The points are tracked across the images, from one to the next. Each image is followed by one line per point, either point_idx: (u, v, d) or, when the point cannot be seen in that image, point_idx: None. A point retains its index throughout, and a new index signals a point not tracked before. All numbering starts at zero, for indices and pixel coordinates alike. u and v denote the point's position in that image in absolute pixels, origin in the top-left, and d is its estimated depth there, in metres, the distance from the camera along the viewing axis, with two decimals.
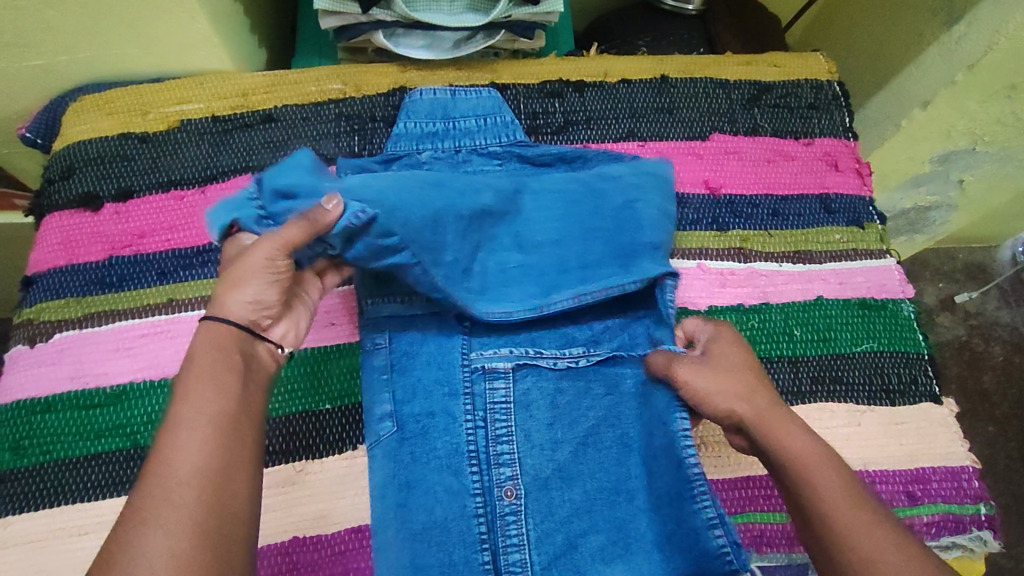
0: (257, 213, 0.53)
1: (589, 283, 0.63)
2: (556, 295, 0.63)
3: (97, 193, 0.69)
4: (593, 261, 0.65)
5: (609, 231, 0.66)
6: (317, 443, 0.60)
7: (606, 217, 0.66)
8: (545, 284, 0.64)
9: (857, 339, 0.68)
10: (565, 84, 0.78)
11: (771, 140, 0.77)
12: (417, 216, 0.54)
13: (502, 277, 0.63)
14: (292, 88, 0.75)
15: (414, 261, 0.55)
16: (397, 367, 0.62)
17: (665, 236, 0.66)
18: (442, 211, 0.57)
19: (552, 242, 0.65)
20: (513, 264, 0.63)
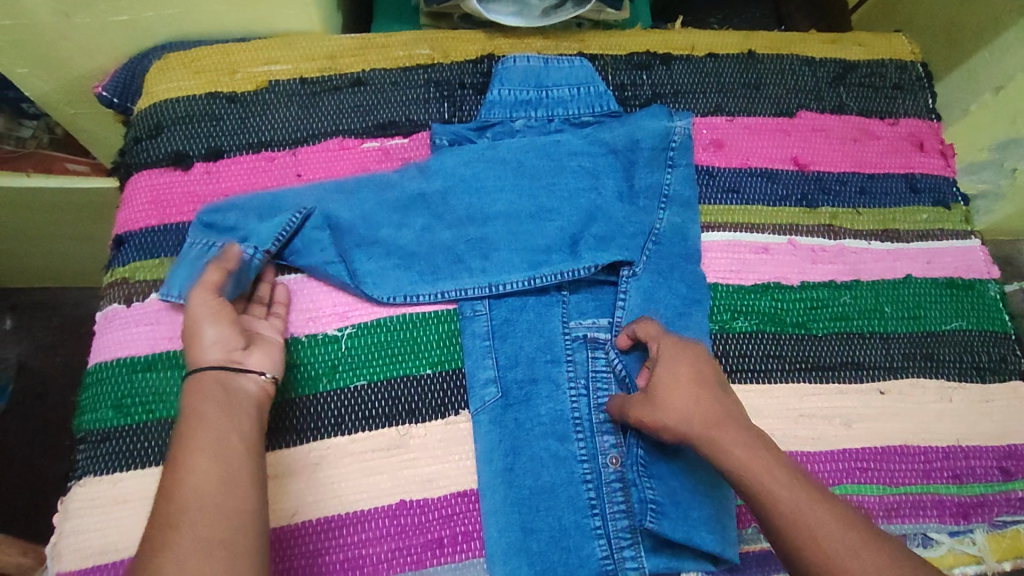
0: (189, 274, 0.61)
1: (556, 265, 0.63)
2: (506, 275, 0.63)
3: (186, 151, 0.68)
4: (550, 237, 0.64)
5: (574, 203, 0.66)
6: (420, 407, 0.60)
7: (557, 198, 0.66)
8: (500, 261, 0.64)
9: (946, 318, 0.68)
10: (653, 56, 0.76)
11: (857, 119, 0.76)
12: (344, 211, 0.64)
13: (452, 256, 0.64)
14: (380, 52, 0.74)
15: (334, 255, 0.63)
16: (498, 333, 0.62)
17: (643, 223, 0.66)
18: (369, 207, 0.65)
19: (506, 215, 0.65)
20: (465, 238, 0.64)
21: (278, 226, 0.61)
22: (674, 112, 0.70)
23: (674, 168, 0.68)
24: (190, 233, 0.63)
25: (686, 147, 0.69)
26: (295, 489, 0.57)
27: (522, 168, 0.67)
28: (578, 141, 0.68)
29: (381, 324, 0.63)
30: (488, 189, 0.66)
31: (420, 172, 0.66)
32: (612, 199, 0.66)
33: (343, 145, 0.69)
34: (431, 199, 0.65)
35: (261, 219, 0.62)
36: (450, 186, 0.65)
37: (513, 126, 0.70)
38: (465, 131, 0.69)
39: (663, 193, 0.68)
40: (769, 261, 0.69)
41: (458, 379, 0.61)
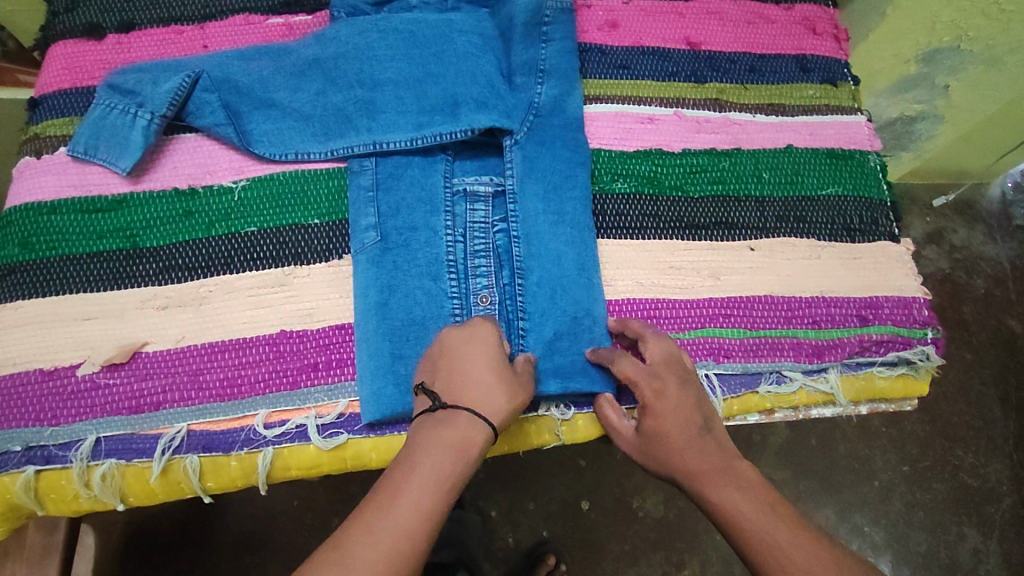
0: (95, 134, 0.65)
1: (437, 127, 0.67)
2: (392, 133, 0.67)
3: (101, 23, 0.72)
4: (435, 100, 0.68)
5: (461, 72, 0.69)
6: (305, 251, 0.64)
7: (445, 65, 0.69)
8: (386, 122, 0.67)
9: (823, 185, 0.71)
10: None
11: (752, 3, 0.79)
12: (243, 75, 0.67)
13: (342, 116, 0.68)
14: None
15: (229, 113, 0.66)
16: (382, 186, 0.66)
17: (522, 100, 0.69)
18: (267, 72, 0.68)
19: (396, 83, 0.69)
20: (354, 101, 0.68)
21: (171, 91, 0.64)
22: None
23: (549, 43, 0.71)
24: (98, 98, 0.66)
25: (562, 22, 0.72)
26: (183, 318, 0.61)
27: (413, 38, 0.70)
28: (471, 17, 0.72)
29: (274, 179, 0.67)
30: (379, 57, 0.69)
31: (317, 41, 0.70)
32: (493, 72, 0.69)
33: (248, 21, 0.73)
34: (323, 66, 0.69)
35: (156, 85, 0.65)
36: (341, 53, 0.69)
37: (409, 3, 0.73)
38: (364, 4, 0.73)
39: (540, 68, 0.70)
40: (653, 130, 0.72)
41: (343, 229, 0.65)
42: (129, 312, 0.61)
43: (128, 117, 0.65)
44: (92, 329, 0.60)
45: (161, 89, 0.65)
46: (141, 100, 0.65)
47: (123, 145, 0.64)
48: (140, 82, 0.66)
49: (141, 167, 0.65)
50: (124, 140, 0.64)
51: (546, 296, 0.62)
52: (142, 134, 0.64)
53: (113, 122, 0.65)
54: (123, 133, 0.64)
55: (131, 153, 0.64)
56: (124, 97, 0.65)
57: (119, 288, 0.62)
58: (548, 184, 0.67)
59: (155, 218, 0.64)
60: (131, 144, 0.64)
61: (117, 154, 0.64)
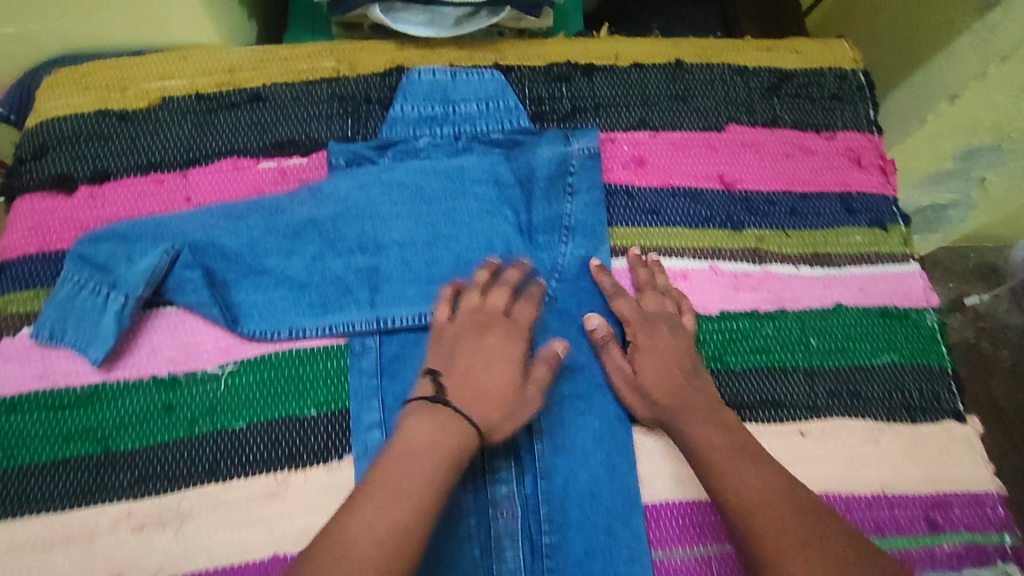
0: (63, 316, 0.57)
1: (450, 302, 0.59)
2: (399, 307, 0.59)
3: (71, 174, 0.64)
4: (445, 266, 0.61)
5: (475, 234, 0.62)
6: (300, 451, 0.57)
7: (456, 225, 0.62)
8: (389, 292, 0.60)
9: (877, 351, 0.64)
10: (574, 67, 0.72)
11: (791, 133, 0.71)
12: (229, 241, 0.60)
13: (341, 287, 0.60)
14: (282, 65, 0.69)
15: (215, 291, 0.59)
16: (387, 371, 0.58)
17: (543, 261, 0.63)
18: (257, 233, 0.60)
19: (402, 245, 0.61)
20: (354, 269, 0.60)
21: (148, 269, 0.57)
22: (571, 134, 0.66)
23: (574, 197, 0.64)
24: (66, 270, 0.58)
25: (586, 170, 0.65)
26: (161, 542, 0.53)
27: (421, 192, 0.62)
28: (486, 161, 0.64)
29: (264, 361, 0.59)
30: (383, 215, 0.61)
31: (312, 196, 0.62)
32: (508, 233, 0.62)
33: (237, 166, 0.66)
34: (321, 228, 0.61)
35: (131, 262, 0.57)
36: (340, 212, 0.61)
37: (416, 144, 0.65)
38: (363, 149, 0.65)
39: (564, 225, 0.64)
40: (686, 289, 0.65)
41: (342, 421, 0.57)
42: (100, 537, 0.53)
43: (99, 300, 0.57)
44: (56, 559, 0.52)
45: (137, 266, 0.57)
46: (114, 280, 0.57)
47: (92, 333, 0.57)
48: (112, 253, 0.58)
49: (115, 351, 0.58)
50: (94, 326, 0.57)
51: (573, 506, 0.56)
52: (113, 320, 0.57)
53: (83, 301, 0.57)
54: (92, 319, 0.57)
55: (102, 342, 0.57)
56: (94, 271, 0.58)
57: (88, 505, 0.54)
58: (576, 365, 0.60)
59: (131, 416, 0.57)
60: (101, 332, 0.57)
61: (87, 342, 0.57)
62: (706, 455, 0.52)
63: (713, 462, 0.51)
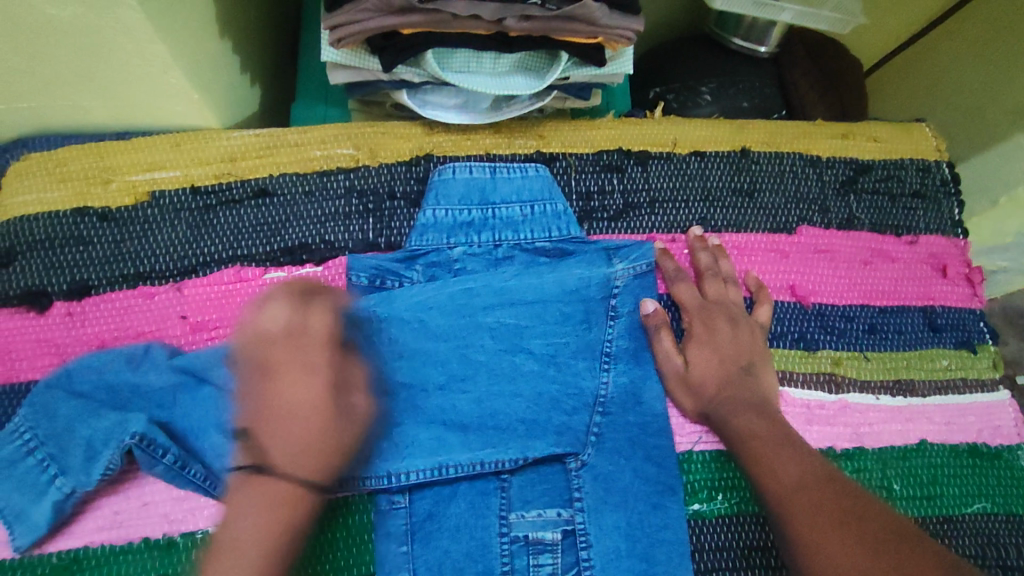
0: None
1: (479, 449, 0.52)
2: (410, 458, 0.52)
3: (43, 288, 0.55)
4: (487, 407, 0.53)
5: (513, 371, 0.54)
6: None
7: (497, 358, 0.54)
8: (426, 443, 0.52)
9: (967, 499, 0.57)
10: (626, 155, 0.64)
11: (869, 236, 0.64)
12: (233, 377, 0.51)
13: None
14: (292, 152, 0.60)
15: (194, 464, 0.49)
16: (419, 535, 0.50)
17: (583, 390, 0.55)
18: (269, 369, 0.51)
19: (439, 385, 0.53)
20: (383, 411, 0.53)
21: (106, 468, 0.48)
22: (613, 254, 0.58)
23: (615, 322, 0.57)
24: (17, 416, 0.49)
25: (631, 290, 0.58)
26: None
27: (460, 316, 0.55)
28: (534, 280, 0.56)
29: None
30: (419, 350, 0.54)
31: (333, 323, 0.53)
32: (551, 372, 0.55)
33: (239, 277, 0.56)
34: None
35: (87, 448, 0.48)
36: (366, 344, 0.53)
37: (450, 255, 0.57)
38: (390, 262, 0.57)
39: (605, 352, 0.56)
40: None
41: None
42: None
43: (41, 479, 0.48)
44: None
45: (97, 458, 0.48)
46: (68, 464, 0.48)
47: (19, 513, 0.47)
48: (64, 427, 0.48)
49: (55, 526, 0.48)
50: (26, 505, 0.47)
51: None
52: (50, 508, 0.48)
53: (24, 465, 0.48)
54: (24, 498, 0.47)
55: (31, 527, 0.47)
56: (46, 436, 0.48)
57: None
58: (633, 517, 0.52)
59: None
60: (30, 516, 0.47)
61: (9, 521, 0.47)
62: (746, 441, 0.51)
63: (753, 448, 0.51)
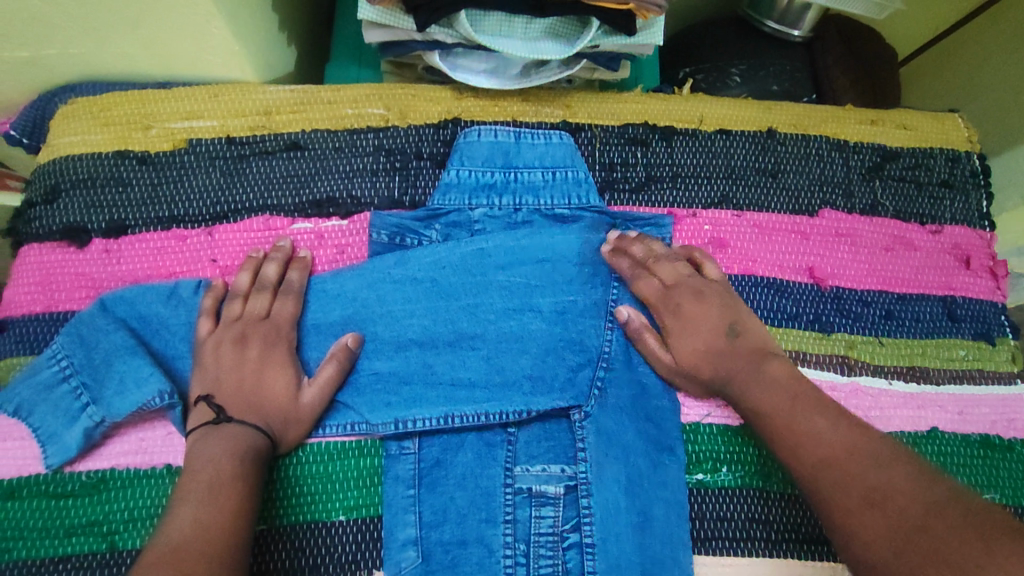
0: (40, 390, 0.51)
1: (485, 406, 0.53)
2: (418, 409, 0.53)
3: (84, 225, 0.58)
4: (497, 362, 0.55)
5: (525, 330, 0.55)
6: (324, 564, 0.50)
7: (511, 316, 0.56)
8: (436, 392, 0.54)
9: (976, 487, 0.56)
10: (651, 129, 0.64)
11: (892, 223, 0.64)
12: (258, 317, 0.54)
13: (378, 381, 0.54)
14: (324, 109, 0.62)
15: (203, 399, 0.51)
16: (426, 480, 0.52)
17: (594, 352, 0.56)
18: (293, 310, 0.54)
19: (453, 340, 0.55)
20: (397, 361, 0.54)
21: (135, 404, 0.50)
22: (623, 222, 0.60)
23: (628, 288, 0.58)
24: (57, 343, 0.52)
25: None
26: None
27: (476, 273, 0.56)
28: (547, 238, 0.57)
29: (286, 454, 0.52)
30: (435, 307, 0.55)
31: (354, 274, 0.55)
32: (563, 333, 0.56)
33: (268, 226, 0.58)
34: (358, 322, 0.55)
35: (119, 381, 0.51)
36: (384, 295, 0.55)
37: (470, 215, 0.58)
38: (412, 218, 0.58)
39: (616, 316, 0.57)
40: None
41: (374, 531, 0.51)
42: None
43: (75, 405, 0.51)
44: None
45: (128, 392, 0.50)
46: (100, 394, 0.51)
47: (54, 433, 0.50)
48: (101, 361, 0.51)
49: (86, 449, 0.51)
50: (60, 427, 0.50)
51: None
52: (81, 433, 0.50)
53: (63, 389, 0.51)
54: (59, 421, 0.50)
55: (63, 448, 0.50)
56: (82, 366, 0.51)
57: None
58: (636, 475, 0.53)
59: (141, 510, 0.50)
60: (64, 437, 0.50)
61: (43, 440, 0.50)
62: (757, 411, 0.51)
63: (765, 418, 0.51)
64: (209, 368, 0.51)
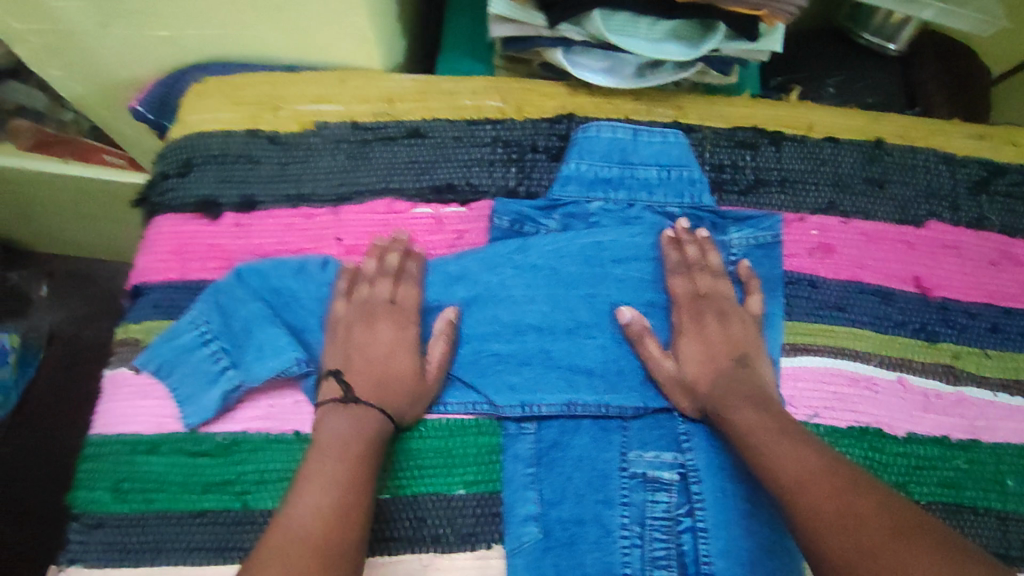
0: (182, 352, 0.55)
1: (607, 395, 0.55)
2: (539, 393, 0.55)
3: (216, 198, 0.60)
4: (610, 352, 0.56)
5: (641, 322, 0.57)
6: (447, 534, 0.53)
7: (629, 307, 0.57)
8: (553, 378, 0.56)
9: None
10: (761, 134, 0.66)
11: (999, 238, 0.64)
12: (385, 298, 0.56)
13: (498, 363, 0.56)
14: (445, 99, 0.64)
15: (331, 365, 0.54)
16: (545, 459, 0.54)
17: None
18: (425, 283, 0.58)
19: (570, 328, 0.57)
20: (517, 345, 0.56)
21: (272, 370, 0.53)
22: (732, 223, 0.62)
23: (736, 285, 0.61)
24: (198, 309, 0.55)
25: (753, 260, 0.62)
26: None
27: (594, 265, 0.58)
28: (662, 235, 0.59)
29: (412, 429, 0.55)
30: (554, 296, 0.57)
31: (479, 259, 0.58)
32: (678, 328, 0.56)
33: (392, 210, 0.61)
34: (481, 304, 0.57)
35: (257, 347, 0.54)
36: (507, 280, 0.57)
37: (588, 208, 0.60)
38: (532, 208, 0.60)
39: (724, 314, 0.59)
40: (870, 401, 0.58)
41: (494, 506, 0.53)
42: None
43: (216, 368, 0.54)
44: None
45: (266, 358, 0.53)
46: (238, 360, 0.54)
47: (193, 395, 0.54)
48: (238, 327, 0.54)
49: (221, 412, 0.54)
50: (199, 389, 0.54)
51: None
52: (218, 396, 0.53)
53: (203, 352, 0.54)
54: (199, 382, 0.54)
55: (200, 408, 0.53)
56: (222, 332, 0.55)
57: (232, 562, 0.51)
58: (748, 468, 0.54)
59: (270, 472, 0.53)
60: (203, 398, 0.53)
61: (183, 400, 0.54)
62: None
63: None
64: (339, 340, 0.53)
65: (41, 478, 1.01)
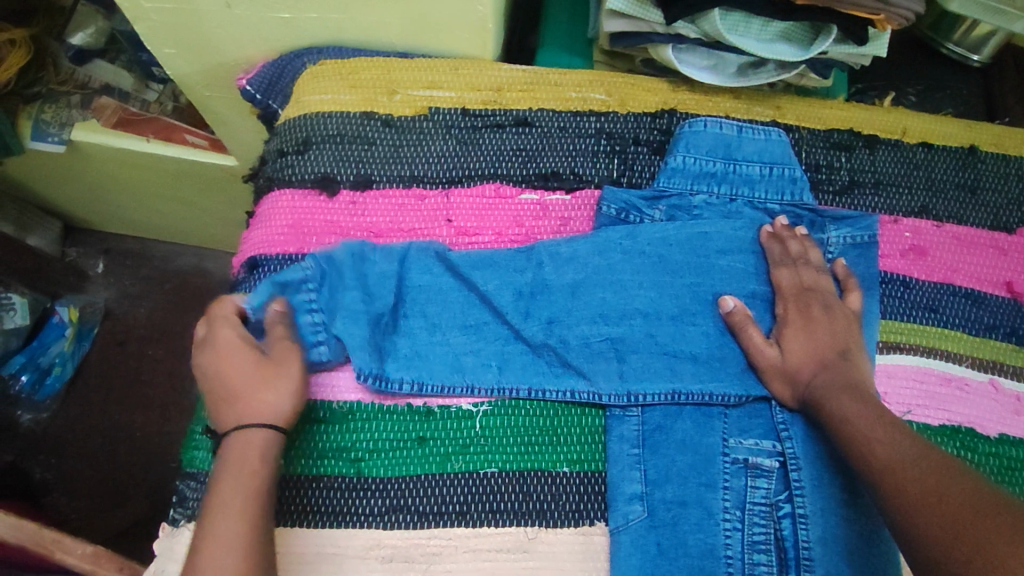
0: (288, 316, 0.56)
1: (708, 382, 0.57)
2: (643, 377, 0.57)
3: (333, 176, 0.62)
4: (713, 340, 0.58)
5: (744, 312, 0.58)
6: (552, 509, 0.54)
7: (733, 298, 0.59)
8: (657, 361, 0.57)
9: None
10: (857, 136, 0.67)
11: None
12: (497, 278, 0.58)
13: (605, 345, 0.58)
14: (551, 90, 0.66)
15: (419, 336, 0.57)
16: (650, 442, 0.56)
17: None
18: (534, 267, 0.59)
19: (673, 315, 0.59)
20: (622, 329, 0.58)
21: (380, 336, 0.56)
22: (831, 222, 0.63)
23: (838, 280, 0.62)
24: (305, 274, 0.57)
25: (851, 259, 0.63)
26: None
27: (698, 256, 0.60)
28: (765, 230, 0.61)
29: (519, 406, 0.57)
30: (659, 284, 0.59)
31: (590, 244, 0.60)
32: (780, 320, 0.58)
33: (500, 195, 0.62)
34: (589, 287, 0.59)
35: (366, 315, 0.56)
36: (615, 265, 0.59)
37: (691, 200, 0.62)
38: (638, 199, 0.62)
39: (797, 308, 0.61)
40: (963, 400, 0.60)
41: (598, 485, 0.55)
42: (349, 561, 0.52)
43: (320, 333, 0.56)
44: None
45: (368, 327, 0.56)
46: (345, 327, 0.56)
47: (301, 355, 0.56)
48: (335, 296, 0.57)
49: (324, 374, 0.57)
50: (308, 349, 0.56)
51: None
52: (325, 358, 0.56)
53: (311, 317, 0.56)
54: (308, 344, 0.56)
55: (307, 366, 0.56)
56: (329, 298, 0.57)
57: (347, 524, 0.53)
58: None
59: (385, 441, 0.55)
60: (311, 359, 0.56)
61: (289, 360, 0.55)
62: None
63: None
64: None
65: (93, 450, 1.03)
